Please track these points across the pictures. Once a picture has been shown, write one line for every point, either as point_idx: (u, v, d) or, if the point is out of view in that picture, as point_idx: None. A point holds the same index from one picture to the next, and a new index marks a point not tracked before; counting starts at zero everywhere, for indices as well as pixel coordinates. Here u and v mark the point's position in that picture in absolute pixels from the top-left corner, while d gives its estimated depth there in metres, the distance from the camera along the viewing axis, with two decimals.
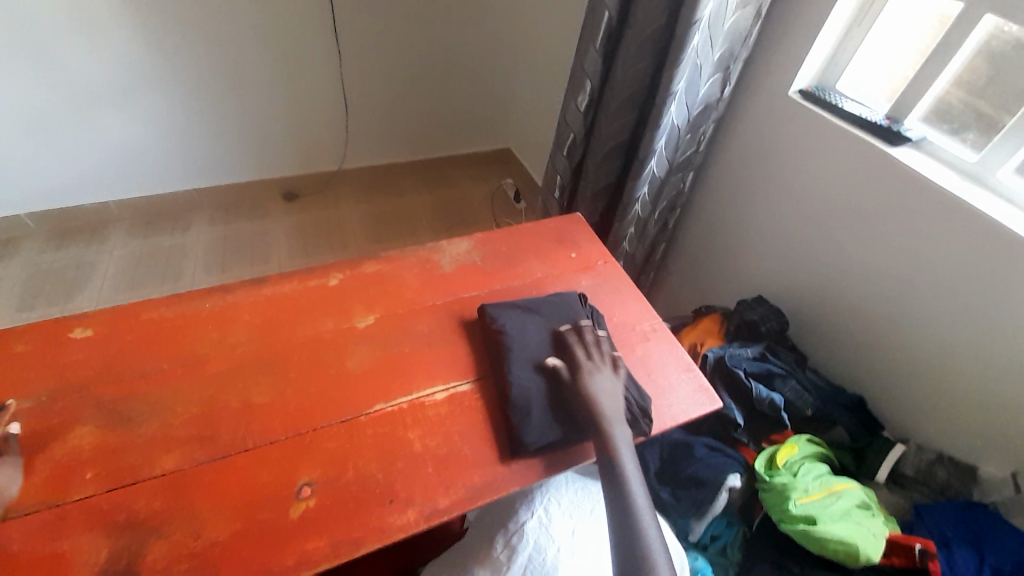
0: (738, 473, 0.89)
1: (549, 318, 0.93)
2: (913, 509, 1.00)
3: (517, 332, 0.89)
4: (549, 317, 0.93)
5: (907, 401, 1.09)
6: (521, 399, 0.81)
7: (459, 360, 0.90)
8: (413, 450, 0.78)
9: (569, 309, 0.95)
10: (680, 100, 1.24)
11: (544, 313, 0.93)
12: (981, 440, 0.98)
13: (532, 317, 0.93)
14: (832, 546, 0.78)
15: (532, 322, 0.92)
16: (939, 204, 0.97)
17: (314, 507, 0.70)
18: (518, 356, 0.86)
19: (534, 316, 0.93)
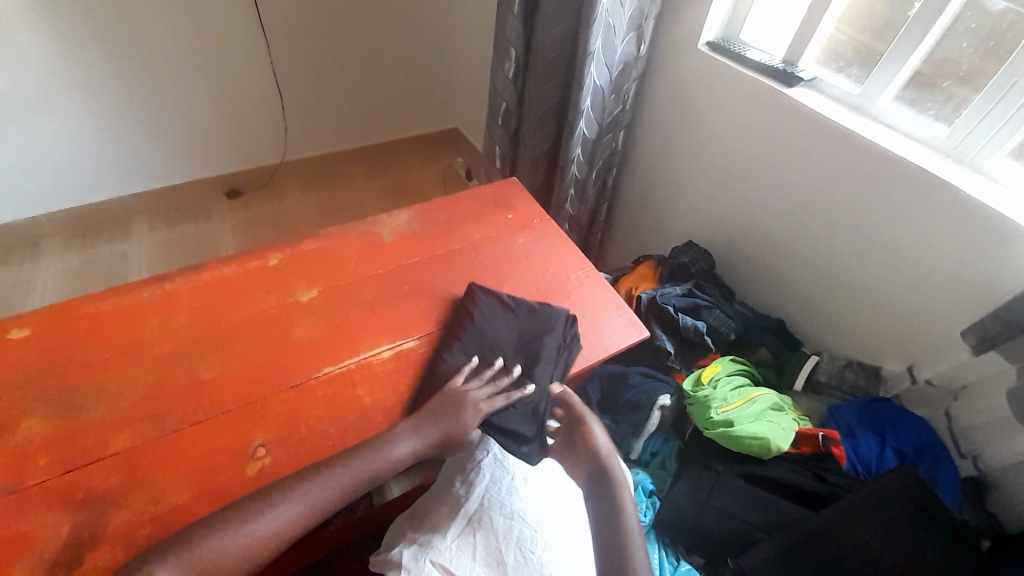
0: (668, 393, 1.00)
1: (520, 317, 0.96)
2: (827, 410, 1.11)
3: (484, 326, 0.94)
4: (521, 324, 0.95)
5: (821, 320, 1.21)
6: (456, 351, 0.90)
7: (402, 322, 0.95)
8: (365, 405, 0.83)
9: (545, 326, 0.95)
10: (598, 62, 1.28)
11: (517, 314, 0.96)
12: (883, 344, 1.10)
13: (504, 319, 0.96)
14: (747, 442, 0.89)
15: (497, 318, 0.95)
16: (834, 136, 1.05)
17: (272, 463, 0.75)
18: (472, 348, 0.91)
19: (509, 318, 0.96)
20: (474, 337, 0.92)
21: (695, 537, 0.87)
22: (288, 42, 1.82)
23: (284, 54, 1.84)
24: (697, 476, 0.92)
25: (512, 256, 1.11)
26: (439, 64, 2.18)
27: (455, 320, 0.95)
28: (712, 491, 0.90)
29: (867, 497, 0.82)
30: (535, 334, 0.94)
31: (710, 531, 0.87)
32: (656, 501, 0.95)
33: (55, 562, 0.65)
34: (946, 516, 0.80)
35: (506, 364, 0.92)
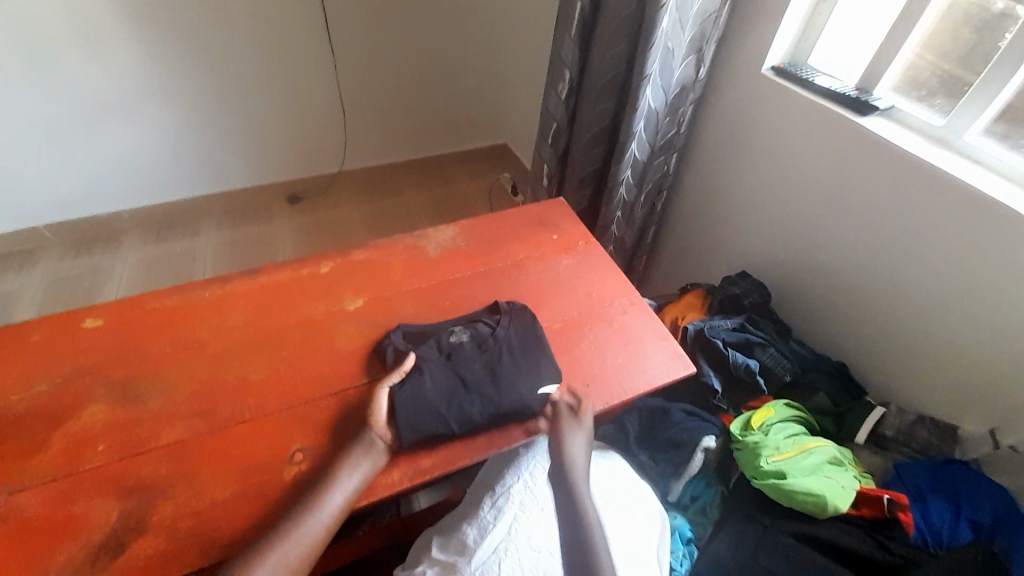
0: (713, 435, 0.94)
1: (505, 341, 0.91)
2: (892, 467, 1.00)
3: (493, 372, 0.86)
4: (521, 363, 0.88)
5: (888, 368, 1.10)
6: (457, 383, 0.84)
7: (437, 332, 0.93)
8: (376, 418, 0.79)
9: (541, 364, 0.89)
10: (654, 84, 1.26)
11: (504, 339, 0.91)
12: (963, 400, 0.99)
13: (506, 364, 0.88)
14: (801, 498, 0.82)
15: (492, 354, 0.89)
16: (914, 170, 0.97)
17: (305, 473, 0.76)
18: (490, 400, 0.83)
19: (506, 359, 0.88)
20: (481, 399, 0.83)
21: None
22: (353, 59, 1.93)
23: (348, 69, 1.94)
24: (741, 528, 0.86)
25: (555, 277, 1.09)
26: (493, 83, 2.22)
27: (458, 377, 0.85)
28: (757, 547, 0.83)
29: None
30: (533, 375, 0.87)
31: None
32: (695, 550, 0.89)
33: (102, 545, 0.68)
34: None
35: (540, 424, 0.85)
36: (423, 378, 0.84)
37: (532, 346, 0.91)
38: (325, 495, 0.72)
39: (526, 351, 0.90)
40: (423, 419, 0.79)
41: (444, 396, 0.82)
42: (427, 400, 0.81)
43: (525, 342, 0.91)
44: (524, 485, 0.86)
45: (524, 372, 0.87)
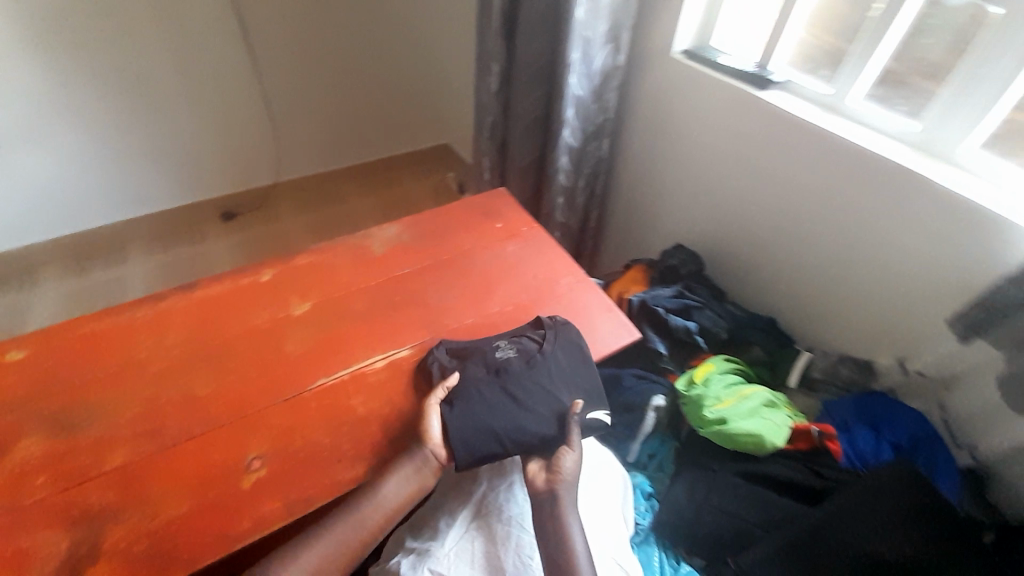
0: (662, 394, 1.01)
1: (553, 358, 0.90)
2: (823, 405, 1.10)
3: (543, 386, 0.87)
4: (564, 374, 0.89)
5: (811, 318, 1.21)
6: (507, 401, 0.85)
7: (482, 347, 0.92)
8: (432, 436, 0.80)
9: (580, 373, 0.90)
10: (578, 72, 1.31)
11: (552, 356, 0.90)
12: (873, 338, 1.09)
13: (550, 376, 0.88)
14: (742, 439, 0.90)
15: (540, 371, 0.88)
16: (809, 134, 1.07)
17: (293, 478, 0.76)
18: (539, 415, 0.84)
19: (552, 371, 0.89)
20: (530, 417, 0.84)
21: (695, 537, 0.87)
22: (277, 65, 1.87)
23: (271, 75, 1.88)
24: (694, 476, 0.93)
25: (502, 264, 1.12)
26: (427, 82, 2.22)
27: (507, 395, 0.85)
28: (710, 489, 0.90)
29: (865, 492, 0.81)
30: (574, 385, 0.89)
31: (710, 533, 0.86)
32: (656, 503, 0.95)
33: None
34: (947, 510, 0.79)
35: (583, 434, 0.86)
36: (474, 395, 0.84)
37: (573, 353, 0.92)
38: (375, 504, 0.75)
39: (573, 368, 0.91)
40: (476, 441, 0.81)
41: (496, 418, 0.83)
42: (475, 417, 0.82)
43: (572, 360, 0.91)
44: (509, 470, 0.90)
45: (570, 385, 0.88)
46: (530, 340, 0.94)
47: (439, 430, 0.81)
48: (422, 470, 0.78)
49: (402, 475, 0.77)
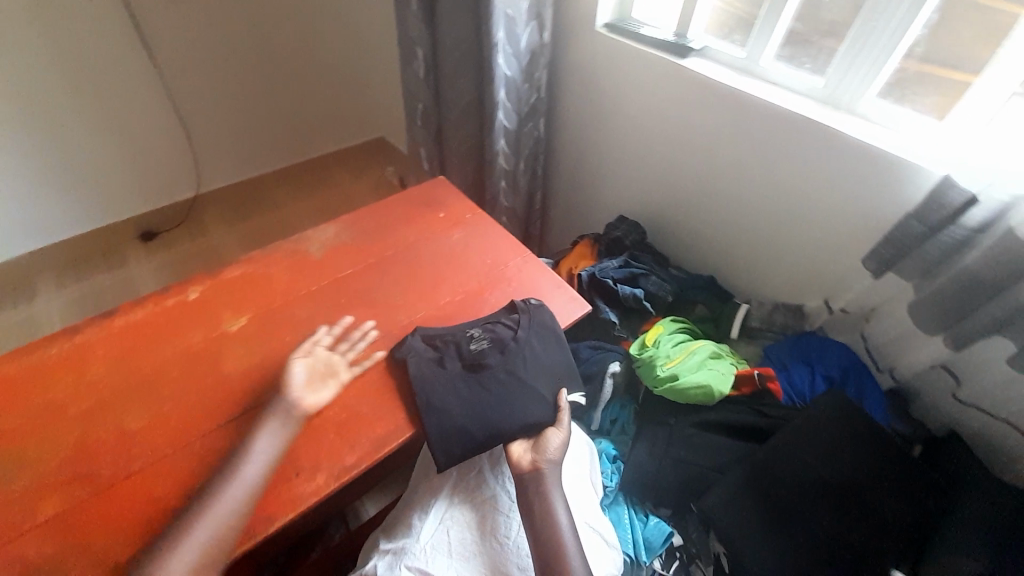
0: (617, 360, 1.05)
1: (527, 344, 0.91)
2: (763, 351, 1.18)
3: (520, 375, 0.88)
4: (539, 360, 0.90)
5: (747, 273, 1.28)
6: (485, 392, 0.85)
7: (456, 338, 0.92)
8: (291, 382, 0.83)
9: (555, 358, 0.92)
10: (505, 52, 1.30)
11: (527, 343, 0.91)
12: (802, 284, 1.17)
13: (525, 364, 0.89)
14: (694, 392, 0.95)
15: (515, 359, 0.89)
16: (727, 98, 1.12)
17: (209, 471, 0.74)
18: (518, 403, 0.85)
19: (527, 358, 0.90)
20: (508, 407, 0.84)
21: (660, 491, 0.92)
22: (184, 67, 1.72)
23: (179, 79, 1.73)
24: (653, 433, 0.98)
25: (448, 253, 1.10)
26: (353, 74, 2.13)
27: (484, 387, 0.86)
28: (669, 442, 0.95)
29: (805, 431, 0.87)
30: (550, 370, 0.90)
31: (672, 483, 0.91)
32: (621, 465, 0.99)
33: None
34: (879, 437, 0.86)
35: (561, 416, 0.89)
36: (451, 391, 0.85)
37: (547, 338, 0.93)
38: (245, 459, 0.73)
39: (549, 355, 0.91)
40: (456, 438, 0.81)
41: (475, 411, 0.83)
42: (454, 413, 0.83)
43: (546, 344, 0.92)
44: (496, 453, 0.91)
45: (546, 371, 0.90)
46: (505, 328, 0.93)
47: (299, 378, 0.83)
48: (288, 415, 0.79)
49: (268, 426, 0.77)
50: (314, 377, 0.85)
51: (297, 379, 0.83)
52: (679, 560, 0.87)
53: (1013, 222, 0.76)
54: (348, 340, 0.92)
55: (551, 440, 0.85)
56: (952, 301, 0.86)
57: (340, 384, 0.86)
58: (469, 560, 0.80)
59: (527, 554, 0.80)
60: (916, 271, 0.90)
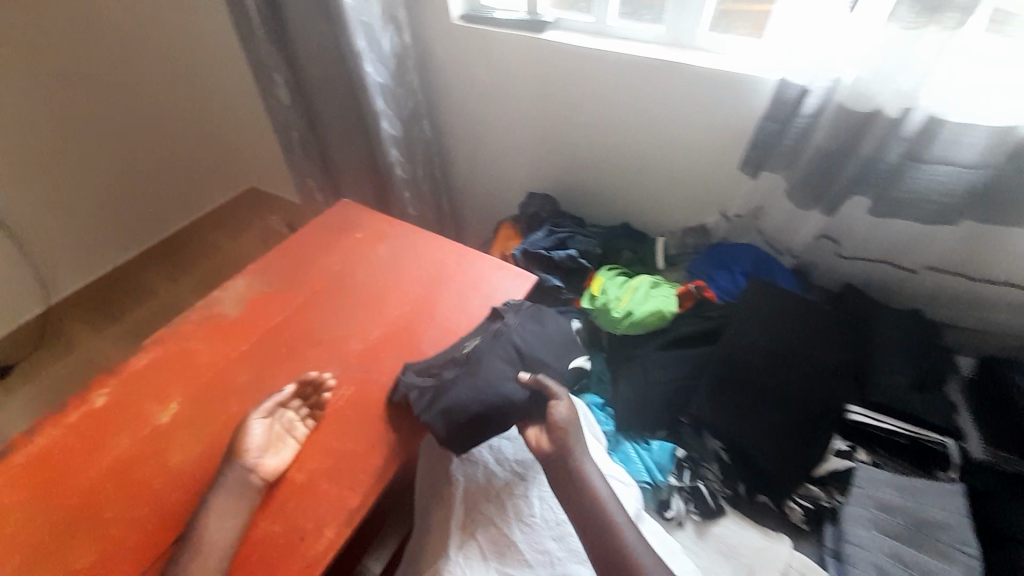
0: (575, 317, 1.11)
1: (519, 327, 0.92)
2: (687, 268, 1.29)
3: (517, 356, 0.89)
4: (532, 338, 0.92)
5: (651, 211, 1.40)
6: (486, 380, 0.84)
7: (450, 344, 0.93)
8: (247, 449, 0.75)
9: (547, 334, 0.94)
10: (371, 59, 1.29)
11: (517, 326, 0.92)
12: (700, 205, 1.31)
13: (519, 344, 0.90)
14: (649, 319, 1.04)
15: (510, 342, 0.90)
16: (591, 60, 1.22)
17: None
18: (518, 382, 0.85)
19: (519, 339, 0.90)
20: (510, 388, 0.83)
21: (649, 413, 0.98)
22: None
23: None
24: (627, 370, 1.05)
25: (378, 269, 1.06)
26: (206, 127, 1.93)
27: (481, 374, 0.85)
28: (646, 371, 1.02)
29: (747, 318, 0.99)
30: (543, 345, 0.92)
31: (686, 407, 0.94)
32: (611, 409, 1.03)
33: None
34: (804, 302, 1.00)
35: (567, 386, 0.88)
36: (450, 385, 0.83)
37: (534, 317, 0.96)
38: (204, 554, 0.65)
39: (541, 332, 0.94)
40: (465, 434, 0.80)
41: (478, 402, 0.82)
42: (456, 410, 0.81)
43: (536, 323, 0.95)
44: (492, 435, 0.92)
45: (541, 347, 0.91)
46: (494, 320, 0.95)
47: (256, 442, 0.76)
48: (247, 485, 0.72)
49: (222, 508, 0.69)
50: (272, 438, 0.78)
51: (254, 444, 0.76)
52: (688, 468, 0.94)
53: (841, 104, 0.93)
54: (310, 390, 0.84)
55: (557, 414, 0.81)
56: (819, 179, 1.02)
57: (300, 436, 0.79)
58: (505, 555, 0.79)
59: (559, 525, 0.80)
60: (782, 164, 1.06)
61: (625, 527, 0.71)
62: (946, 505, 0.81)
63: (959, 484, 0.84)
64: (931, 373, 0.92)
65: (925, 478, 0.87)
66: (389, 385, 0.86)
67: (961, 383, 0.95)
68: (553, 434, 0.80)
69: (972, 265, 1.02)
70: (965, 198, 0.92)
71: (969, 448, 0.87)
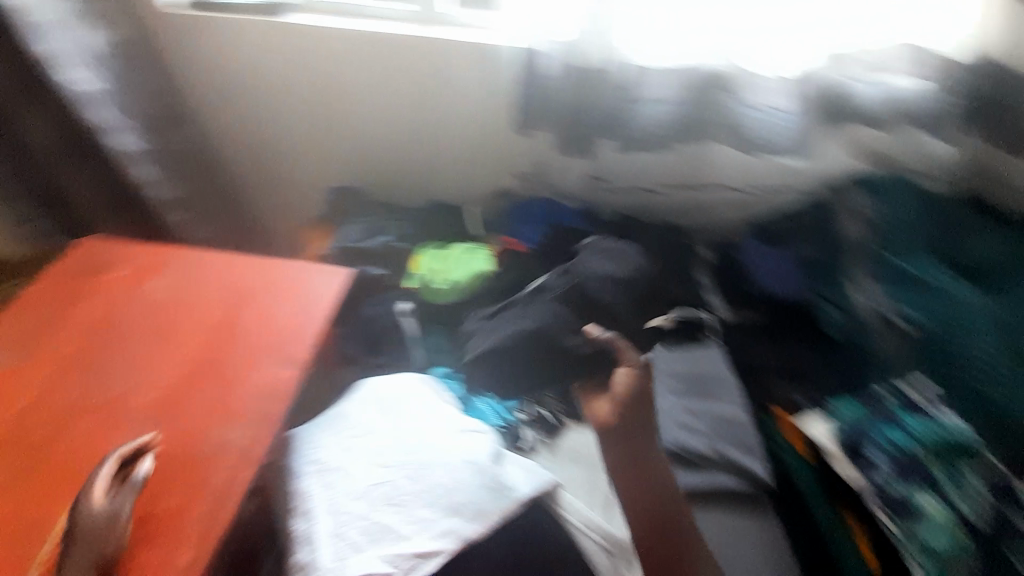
0: (403, 299, 1.18)
1: (595, 262, 1.12)
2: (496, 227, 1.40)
3: (567, 309, 1.07)
4: (592, 284, 1.09)
5: (457, 183, 1.46)
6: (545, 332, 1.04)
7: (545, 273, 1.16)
8: (39, 553, 0.66)
9: (607, 278, 1.10)
10: (73, 65, 1.15)
11: (586, 261, 1.12)
12: (496, 169, 1.42)
13: (591, 282, 1.09)
14: (468, 283, 1.17)
15: (584, 273, 1.11)
16: (351, 41, 1.25)
17: None
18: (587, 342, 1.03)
19: (594, 279, 1.10)
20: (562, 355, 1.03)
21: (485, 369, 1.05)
22: None
23: None
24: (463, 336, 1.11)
25: (157, 305, 0.93)
26: None
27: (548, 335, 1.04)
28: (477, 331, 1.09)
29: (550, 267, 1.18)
30: (607, 284, 1.09)
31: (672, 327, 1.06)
32: (458, 376, 1.07)
33: None
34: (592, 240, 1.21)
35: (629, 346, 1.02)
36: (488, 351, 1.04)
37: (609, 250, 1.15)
38: None
39: (612, 260, 1.13)
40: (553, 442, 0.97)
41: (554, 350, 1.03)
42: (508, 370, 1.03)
43: (613, 256, 1.13)
44: (334, 430, 0.86)
45: (601, 281, 1.10)
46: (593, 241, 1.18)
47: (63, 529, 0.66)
48: None
49: None
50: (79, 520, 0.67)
51: (49, 546, 0.66)
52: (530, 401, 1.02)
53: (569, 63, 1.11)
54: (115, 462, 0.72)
55: (620, 385, 0.95)
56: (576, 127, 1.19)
57: None
58: (379, 540, 0.72)
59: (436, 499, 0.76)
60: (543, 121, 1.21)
61: (504, 488, 0.77)
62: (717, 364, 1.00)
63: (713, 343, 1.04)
64: (690, 270, 1.17)
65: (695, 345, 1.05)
66: (199, 423, 0.78)
67: (708, 269, 1.17)
68: (615, 397, 0.94)
69: (692, 174, 1.33)
70: (674, 128, 1.17)
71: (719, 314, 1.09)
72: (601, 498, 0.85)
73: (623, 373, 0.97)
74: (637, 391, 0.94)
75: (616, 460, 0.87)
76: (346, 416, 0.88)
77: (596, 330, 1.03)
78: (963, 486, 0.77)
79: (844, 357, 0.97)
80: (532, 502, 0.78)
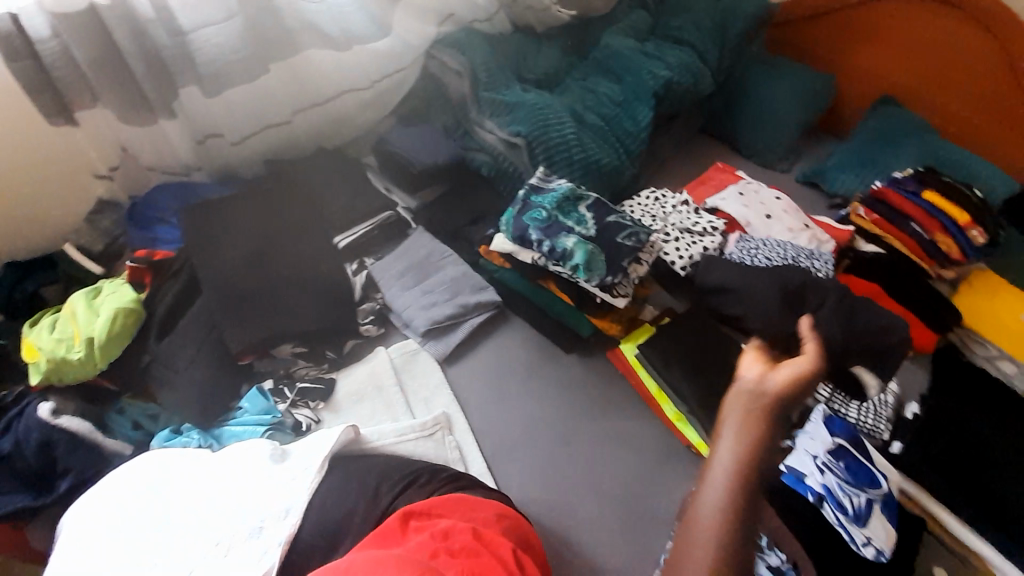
0: (44, 401, 0.85)
1: (428, 144, 1.14)
2: (118, 245, 1.08)
3: (472, 215, 1.14)
4: (443, 169, 1.12)
5: (20, 225, 1.05)
6: (410, 247, 1.08)
7: (387, 194, 1.17)
8: None
9: (451, 156, 1.13)
10: None
11: (419, 151, 1.12)
12: (67, 183, 1.05)
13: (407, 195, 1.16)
14: (116, 326, 0.88)
15: (420, 162, 1.10)
16: None
17: None
18: (441, 247, 1.08)
19: (408, 173, 1.13)
20: (423, 249, 1.07)
21: (212, 400, 0.89)
22: None
23: None
24: (162, 384, 0.90)
25: None
26: None
27: (418, 247, 1.07)
28: (175, 369, 0.90)
29: (224, 258, 0.97)
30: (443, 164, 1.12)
31: (877, 325, 0.82)
32: (190, 424, 0.88)
33: None
34: (246, 201, 1.06)
35: (471, 222, 1.13)
36: (381, 284, 1.04)
37: (426, 137, 1.15)
38: None
39: (437, 144, 1.14)
40: (439, 336, 1.00)
41: (410, 270, 1.04)
42: (390, 308, 1.03)
43: (436, 139, 1.16)
44: None
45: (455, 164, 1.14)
46: (426, 131, 1.18)
47: None
48: None
49: None
50: None
51: None
52: (285, 386, 0.93)
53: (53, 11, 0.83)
54: None
55: (789, 367, 0.76)
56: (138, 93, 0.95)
57: None
58: None
59: (234, 539, 0.66)
60: (87, 92, 0.92)
61: (303, 473, 0.72)
62: (425, 244, 1.08)
63: (418, 229, 1.12)
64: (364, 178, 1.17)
65: (406, 238, 1.12)
66: None
67: (376, 171, 1.20)
68: (772, 375, 0.76)
69: (310, 89, 1.13)
70: (250, 43, 0.99)
71: (406, 205, 1.15)
72: (403, 405, 0.93)
73: (796, 359, 0.77)
74: (807, 383, 0.75)
75: (742, 441, 0.72)
76: (69, 556, 0.67)
77: (811, 322, 0.81)
78: (582, 217, 0.93)
79: (504, 185, 1.15)
80: (337, 459, 0.77)
